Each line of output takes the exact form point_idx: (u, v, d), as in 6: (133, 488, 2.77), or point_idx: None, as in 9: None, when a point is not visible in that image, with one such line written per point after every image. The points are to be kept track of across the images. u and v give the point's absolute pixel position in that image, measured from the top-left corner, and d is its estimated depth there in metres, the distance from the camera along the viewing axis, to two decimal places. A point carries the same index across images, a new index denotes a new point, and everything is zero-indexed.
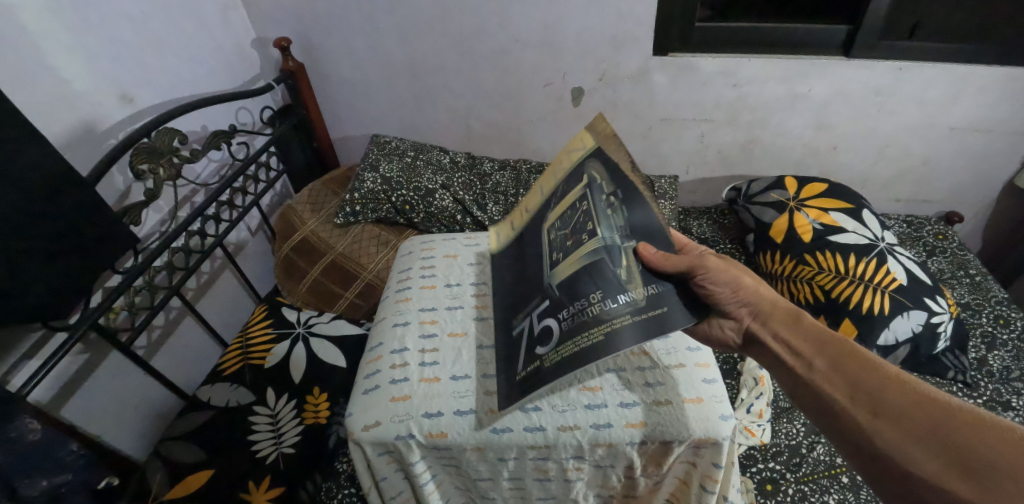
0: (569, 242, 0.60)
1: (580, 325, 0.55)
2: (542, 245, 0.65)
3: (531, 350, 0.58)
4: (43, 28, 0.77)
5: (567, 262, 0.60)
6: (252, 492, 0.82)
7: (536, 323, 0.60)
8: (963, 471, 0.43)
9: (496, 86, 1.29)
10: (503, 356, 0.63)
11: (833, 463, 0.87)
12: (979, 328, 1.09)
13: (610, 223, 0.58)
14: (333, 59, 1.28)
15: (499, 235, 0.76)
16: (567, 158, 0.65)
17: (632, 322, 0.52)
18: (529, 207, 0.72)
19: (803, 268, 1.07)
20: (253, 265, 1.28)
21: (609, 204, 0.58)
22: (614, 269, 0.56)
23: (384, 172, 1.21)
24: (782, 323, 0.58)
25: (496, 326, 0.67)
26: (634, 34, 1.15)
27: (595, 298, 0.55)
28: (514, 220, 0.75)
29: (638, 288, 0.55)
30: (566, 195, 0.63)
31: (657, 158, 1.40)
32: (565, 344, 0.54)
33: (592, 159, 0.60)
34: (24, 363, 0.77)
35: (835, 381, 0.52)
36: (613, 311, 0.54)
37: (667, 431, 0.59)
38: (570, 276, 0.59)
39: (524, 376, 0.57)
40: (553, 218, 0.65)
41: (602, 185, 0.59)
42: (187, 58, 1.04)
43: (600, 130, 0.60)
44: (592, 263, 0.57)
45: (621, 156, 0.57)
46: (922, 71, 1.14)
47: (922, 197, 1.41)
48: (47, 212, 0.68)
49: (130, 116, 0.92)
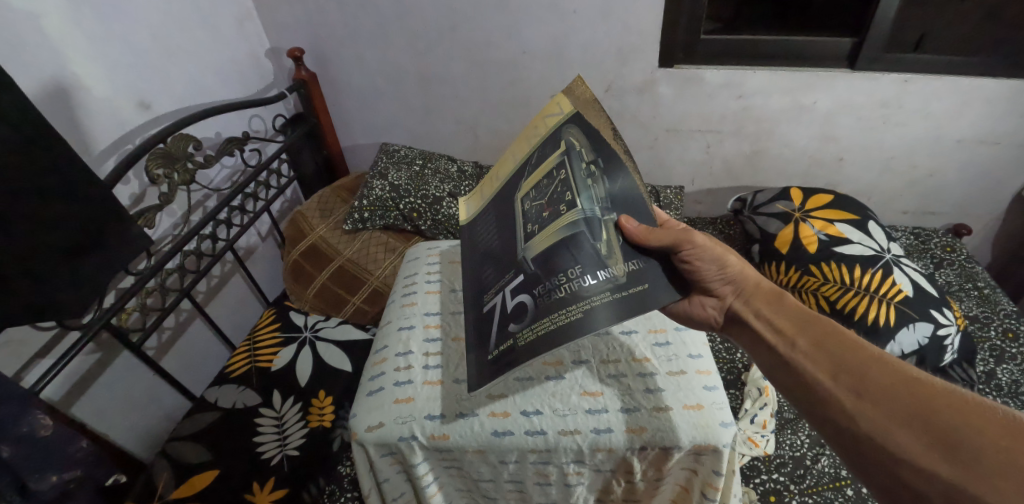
0: (546, 213, 0.60)
1: (557, 302, 0.54)
2: (515, 216, 0.64)
3: (504, 328, 0.58)
4: (66, 37, 0.80)
5: (542, 236, 0.59)
6: (256, 493, 0.82)
7: (509, 299, 0.59)
8: (933, 440, 0.43)
9: (502, 96, 1.31)
10: (474, 333, 0.62)
11: (837, 475, 0.87)
12: (987, 342, 1.08)
13: (590, 193, 0.58)
14: (344, 69, 1.31)
15: (469, 206, 0.74)
16: (543, 124, 0.64)
17: (612, 299, 0.53)
18: (501, 174, 0.71)
19: (808, 279, 1.08)
20: (262, 269, 1.30)
21: (589, 172, 0.58)
22: (593, 243, 0.56)
23: (393, 180, 1.23)
24: (764, 303, 0.61)
25: (467, 300, 0.66)
26: (639, 47, 1.17)
27: (573, 274, 0.55)
28: (485, 190, 0.73)
29: (618, 264, 0.56)
30: (542, 163, 0.62)
31: (662, 168, 1.40)
32: (543, 321, 0.54)
33: (571, 124, 0.60)
34: (38, 361, 0.79)
35: (816, 358, 0.53)
36: (592, 288, 0.54)
37: (666, 438, 0.59)
38: (547, 250, 0.58)
39: (499, 355, 0.56)
40: (526, 187, 0.64)
41: (581, 153, 0.59)
42: (203, 67, 1.07)
43: (579, 94, 0.60)
44: (570, 236, 0.57)
45: (602, 124, 0.58)
46: (928, 84, 1.15)
47: (931, 209, 1.40)
48: (60, 211, 0.70)
49: (146, 122, 0.95)
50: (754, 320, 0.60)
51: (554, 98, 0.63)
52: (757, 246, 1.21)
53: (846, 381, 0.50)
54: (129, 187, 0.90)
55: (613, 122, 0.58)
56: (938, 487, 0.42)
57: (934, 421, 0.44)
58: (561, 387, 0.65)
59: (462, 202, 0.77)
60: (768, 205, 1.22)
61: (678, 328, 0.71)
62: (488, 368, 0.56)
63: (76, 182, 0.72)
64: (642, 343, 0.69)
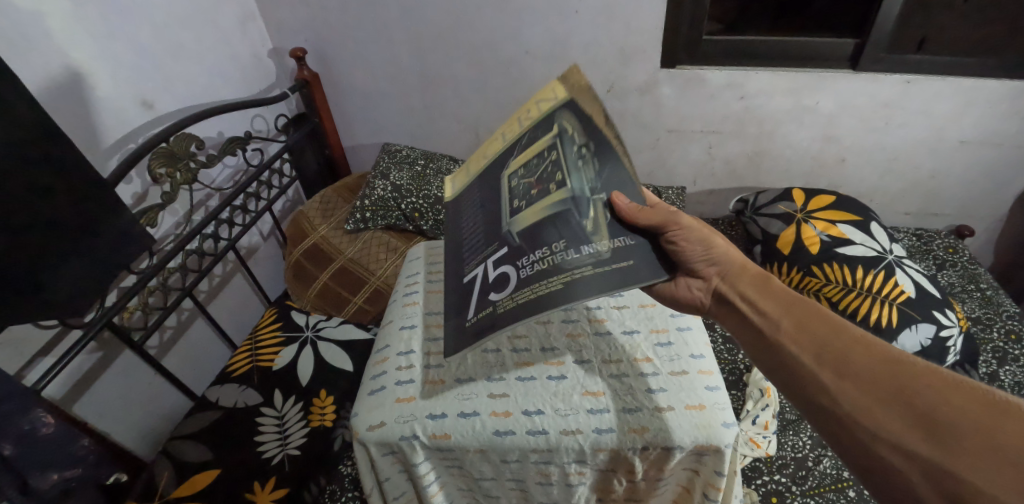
0: (534, 190, 0.60)
1: (539, 273, 0.55)
2: (503, 193, 0.64)
3: (484, 295, 0.58)
4: (70, 36, 0.80)
5: (529, 211, 0.59)
6: (257, 492, 0.82)
7: (492, 270, 0.59)
8: (915, 420, 0.43)
9: (503, 97, 1.31)
10: (454, 301, 0.61)
11: (839, 477, 0.87)
12: (990, 343, 1.08)
13: (579, 174, 0.58)
14: (346, 69, 1.31)
15: (455, 184, 0.74)
16: (535, 109, 0.64)
17: (594, 273, 0.53)
18: (489, 154, 0.71)
19: (810, 279, 1.08)
20: (264, 269, 1.30)
21: (579, 154, 0.59)
22: (580, 220, 0.56)
23: (395, 180, 1.23)
24: (748, 284, 0.60)
25: (449, 270, 0.65)
26: (641, 47, 1.17)
27: (557, 247, 0.55)
28: (473, 168, 0.73)
29: (603, 240, 0.56)
30: (534, 143, 0.62)
31: (664, 169, 1.40)
32: (524, 290, 0.54)
33: (564, 109, 0.60)
34: (41, 359, 0.80)
35: (801, 341, 0.53)
36: (574, 261, 0.54)
37: (669, 438, 0.59)
38: (533, 224, 0.58)
39: (476, 319, 0.56)
40: (515, 166, 0.64)
41: (573, 137, 0.59)
42: (206, 66, 1.07)
43: (573, 81, 0.61)
44: (556, 213, 0.57)
45: (594, 110, 0.58)
46: (930, 85, 1.15)
47: (933, 211, 1.40)
48: (64, 210, 0.70)
49: (149, 121, 0.95)
50: (740, 302, 0.59)
51: (549, 84, 0.65)
52: (760, 246, 1.21)
53: (831, 364, 0.49)
54: (132, 186, 0.91)
55: (606, 110, 0.58)
56: (921, 468, 0.42)
57: (918, 403, 0.44)
58: (562, 387, 0.64)
59: (448, 180, 0.76)
60: (770, 206, 1.22)
61: (680, 328, 0.71)
62: (466, 335, 0.56)
63: (80, 181, 0.72)
64: (643, 343, 0.69)
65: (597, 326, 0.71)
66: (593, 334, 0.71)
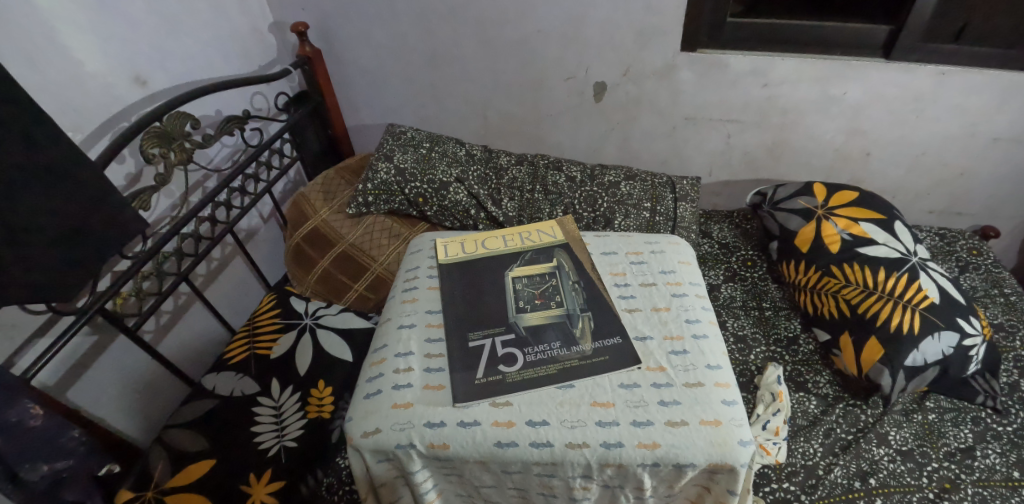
0: (536, 301, 0.69)
1: (544, 360, 0.63)
2: (504, 290, 0.72)
3: (492, 364, 0.63)
4: (55, 7, 0.75)
5: (534, 314, 0.68)
6: (252, 485, 0.80)
7: (499, 347, 0.65)
8: None
9: (514, 78, 1.25)
10: (459, 359, 0.64)
11: (850, 487, 0.83)
12: (1012, 352, 1.03)
13: (572, 299, 0.70)
14: (351, 46, 1.25)
15: (448, 249, 0.80)
16: (534, 236, 0.80)
17: (579, 364, 0.63)
18: (487, 244, 0.79)
19: (829, 280, 1.04)
20: (263, 252, 1.27)
21: (574, 287, 0.71)
22: (572, 328, 0.66)
23: (398, 163, 1.17)
24: None
25: (451, 327, 0.68)
26: (661, 28, 1.11)
27: (554, 346, 0.65)
28: (466, 246, 0.80)
29: (587, 342, 0.65)
30: (535, 263, 0.75)
31: (679, 158, 1.34)
32: (533, 370, 0.62)
33: (561, 250, 0.77)
34: (31, 344, 0.78)
35: None
36: (566, 354, 0.64)
37: (680, 455, 0.56)
38: (537, 324, 0.67)
39: (484, 383, 0.61)
40: (519, 272, 0.74)
41: (570, 273, 0.73)
42: (201, 41, 1.02)
43: (568, 230, 0.80)
44: (556, 322, 0.67)
45: (584, 255, 0.76)
46: (967, 77, 1.07)
47: (957, 209, 1.34)
48: (47, 194, 0.67)
49: (141, 99, 0.90)
50: None
51: (549, 222, 0.82)
52: (776, 243, 1.18)
53: None
54: (123, 167, 0.87)
55: (592, 260, 0.77)
56: None
57: None
58: (571, 396, 0.60)
59: (441, 244, 0.81)
60: (790, 201, 1.18)
61: (696, 336, 0.67)
62: (474, 390, 0.60)
63: (65, 164, 0.68)
64: (657, 351, 0.65)
65: (610, 330, 0.66)
66: (602, 339, 0.65)
